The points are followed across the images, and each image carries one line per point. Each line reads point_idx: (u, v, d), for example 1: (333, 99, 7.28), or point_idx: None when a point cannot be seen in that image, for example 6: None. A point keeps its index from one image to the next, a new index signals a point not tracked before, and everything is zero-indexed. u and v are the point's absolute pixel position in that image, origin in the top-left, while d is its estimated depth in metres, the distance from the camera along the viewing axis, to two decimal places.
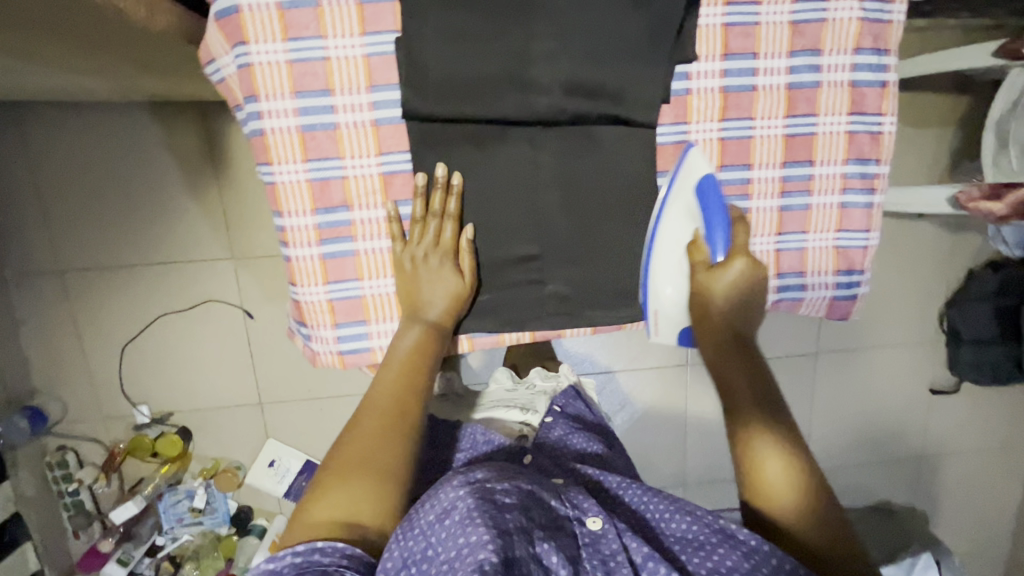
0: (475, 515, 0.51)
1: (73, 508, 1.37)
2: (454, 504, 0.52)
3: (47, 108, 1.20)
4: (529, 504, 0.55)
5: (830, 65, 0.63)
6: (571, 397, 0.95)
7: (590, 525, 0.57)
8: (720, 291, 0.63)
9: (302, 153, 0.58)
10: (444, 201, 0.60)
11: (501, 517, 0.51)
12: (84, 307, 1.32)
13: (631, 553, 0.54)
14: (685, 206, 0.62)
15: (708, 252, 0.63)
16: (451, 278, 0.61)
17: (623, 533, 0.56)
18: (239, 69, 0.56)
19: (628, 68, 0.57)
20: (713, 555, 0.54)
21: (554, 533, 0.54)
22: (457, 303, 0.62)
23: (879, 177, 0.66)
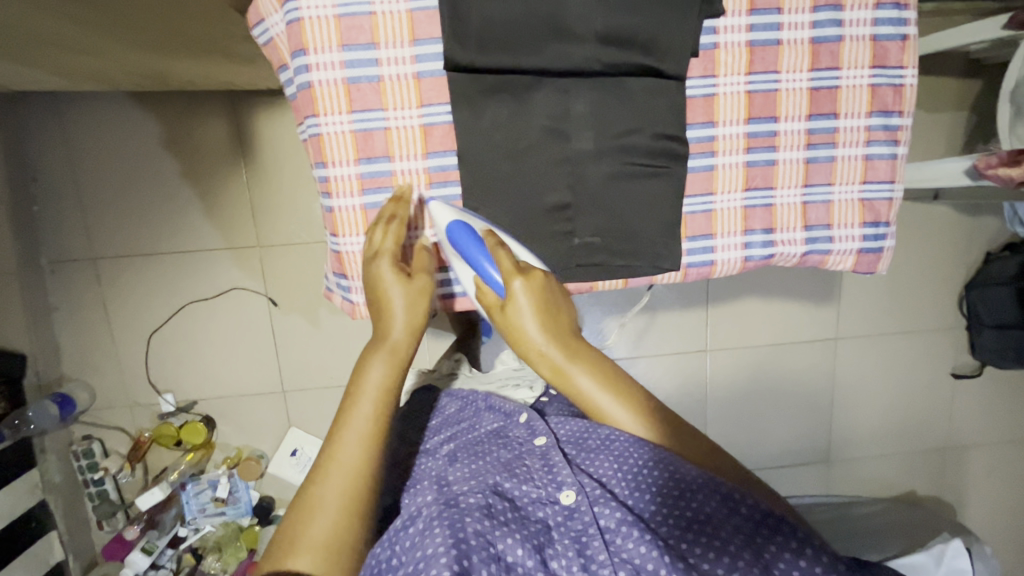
0: (435, 523, 0.61)
1: (98, 497, 1.39)
2: (421, 515, 0.63)
3: (84, 102, 1.26)
4: (492, 503, 0.64)
5: (853, 19, 0.63)
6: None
7: (565, 500, 0.65)
8: (529, 325, 0.59)
9: (347, 105, 0.61)
10: (397, 210, 0.62)
11: (458, 523, 0.60)
12: (114, 293, 1.35)
13: (603, 521, 0.61)
14: (452, 250, 0.64)
15: (493, 292, 0.61)
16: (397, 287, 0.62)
17: (595, 502, 0.63)
18: (290, 25, 0.58)
19: (659, 15, 0.59)
20: (693, 502, 0.61)
21: (520, 524, 0.63)
22: (413, 320, 0.62)
23: (901, 130, 0.67)
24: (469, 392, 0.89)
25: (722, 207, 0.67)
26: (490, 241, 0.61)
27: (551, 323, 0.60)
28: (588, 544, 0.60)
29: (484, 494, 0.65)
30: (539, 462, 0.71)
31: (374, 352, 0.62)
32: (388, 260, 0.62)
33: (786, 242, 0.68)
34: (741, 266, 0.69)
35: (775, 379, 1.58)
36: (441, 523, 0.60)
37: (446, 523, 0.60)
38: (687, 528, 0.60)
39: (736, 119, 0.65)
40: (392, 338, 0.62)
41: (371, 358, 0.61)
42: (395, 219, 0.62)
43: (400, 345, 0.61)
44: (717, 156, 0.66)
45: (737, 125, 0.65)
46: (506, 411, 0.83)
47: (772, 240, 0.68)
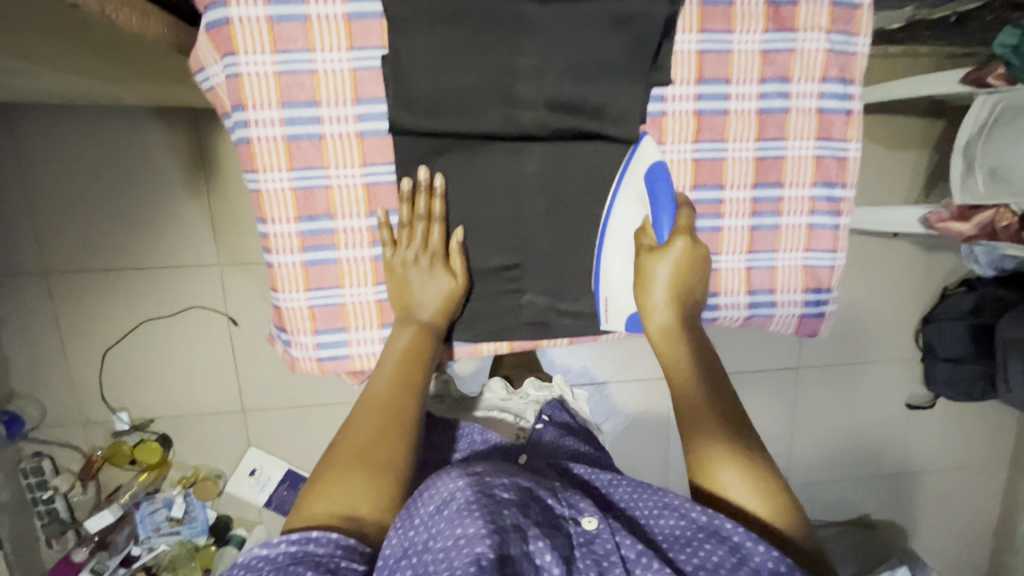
0: (474, 507, 0.51)
1: (48, 516, 1.34)
2: (454, 494, 0.53)
3: (37, 111, 1.21)
4: (527, 501, 0.55)
5: (799, 92, 0.64)
6: (557, 407, 0.92)
7: (585, 525, 0.55)
8: (664, 274, 0.61)
9: (288, 161, 0.59)
10: (428, 204, 0.61)
11: (498, 512, 0.52)
12: (66, 309, 1.32)
13: (624, 550, 0.53)
14: (636, 192, 0.63)
15: (654, 233, 0.63)
16: (444, 279, 0.63)
17: (617, 531, 0.54)
18: (228, 79, 0.57)
19: (606, 85, 0.59)
20: (700, 551, 0.53)
21: (550, 530, 0.53)
22: (450, 303, 0.64)
23: (845, 201, 0.68)
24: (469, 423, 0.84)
25: None
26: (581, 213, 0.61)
27: (682, 288, 0.62)
28: (609, 571, 0.51)
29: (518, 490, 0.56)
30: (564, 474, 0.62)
31: (401, 322, 0.64)
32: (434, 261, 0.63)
33: (729, 305, 0.69)
34: None
35: None
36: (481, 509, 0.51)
37: (484, 510, 0.51)
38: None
39: (682, 186, 0.65)
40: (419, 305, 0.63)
41: (398, 327, 0.63)
42: (420, 217, 0.61)
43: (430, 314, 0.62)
44: None
45: (683, 191, 0.65)
46: None
47: (716, 303, 0.69)
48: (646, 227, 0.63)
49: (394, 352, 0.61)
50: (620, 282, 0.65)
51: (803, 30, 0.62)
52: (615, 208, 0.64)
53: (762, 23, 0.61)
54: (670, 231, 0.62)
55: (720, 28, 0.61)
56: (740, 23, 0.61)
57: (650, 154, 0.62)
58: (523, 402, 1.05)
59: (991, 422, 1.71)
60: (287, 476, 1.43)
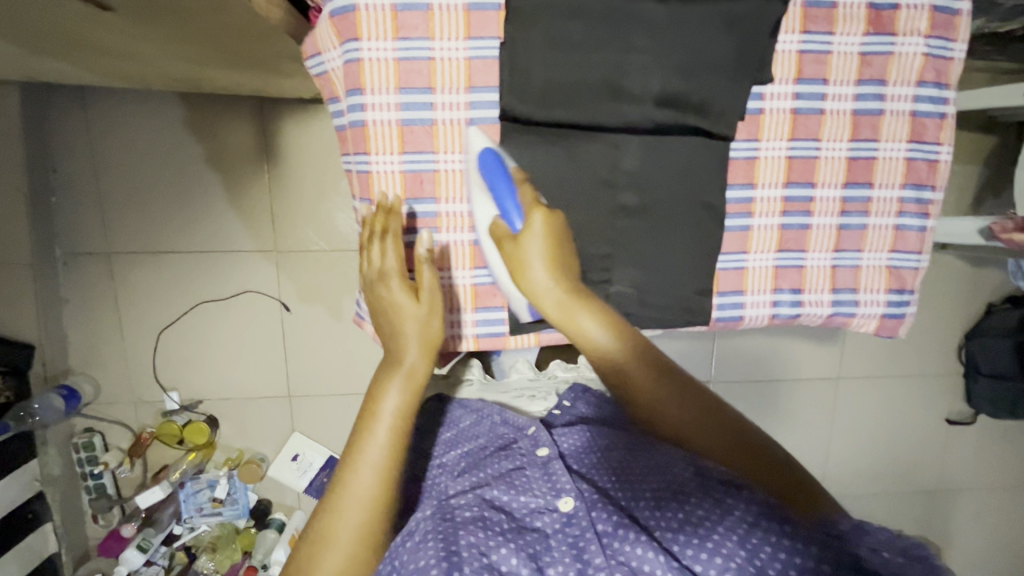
0: (432, 535, 0.58)
1: (96, 491, 1.39)
2: (419, 525, 0.61)
3: (111, 97, 1.25)
4: (486, 516, 0.62)
5: (895, 94, 0.65)
6: (579, 392, 0.90)
7: (563, 508, 0.62)
8: (537, 255, 0.58)
9: (399, 146, 0.61)
10: (385, 223, 0.61)
11: (453, 536, 0.58)
12: (126, 289, 1.35)
13: (598, 527, 0.59)
14: (478, 184, 0.61)
15: (507, 224, 0.59)
16: (404, 303, 0.60)
17: (593, 511, 0.60)
18: (349, 63, 0.59)
19: (714, 80, 0.60)
20: (683, 506, 0.58)
21: (515, 534, 0.60)
22: (429, 336, 0.60)
23: (933, 204, 0.68)
24: (483, 403, 0.84)
25: (753, 266, 0.69)
26: (519, 177, 0.60)
27: (558, 260, 0.60)
28: (585, 549, 0.58)
29: (478, 507, 0.63)
30: (538, 470, 0.67)
31: (388, 377, 0.59)
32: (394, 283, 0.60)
33: (813, 303, 0.70)
34: (768, 322, 0.71)
35: (773, 414, 1.61)
36: (436, 537, 0.58)
37: (439, 536, 0.58)
38: (680, 527, 0.57)
39: (775, 183, 0.67)
40: (408, 362, 0.59)
41: (386, 383, 0.59)
42: (375, 236, 0.61)
43: (415, 368, 0.58)
44: (754, 217, 0.67)
45: (775, 188, 0.67)
46: (517, 424, 0.79)
47: (801, 300, 0.70)
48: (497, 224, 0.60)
49: (385, 414, 0.58)
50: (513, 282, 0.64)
51: (903, 34, 0.63)
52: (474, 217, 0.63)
53: (863, 26, 0.63)
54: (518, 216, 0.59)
55: (822, 30, 0.62)
56: (842, 26, 0.62)
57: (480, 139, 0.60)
58: (552, 381, 1.04)
59: None
60: (328, 463, 1.45)
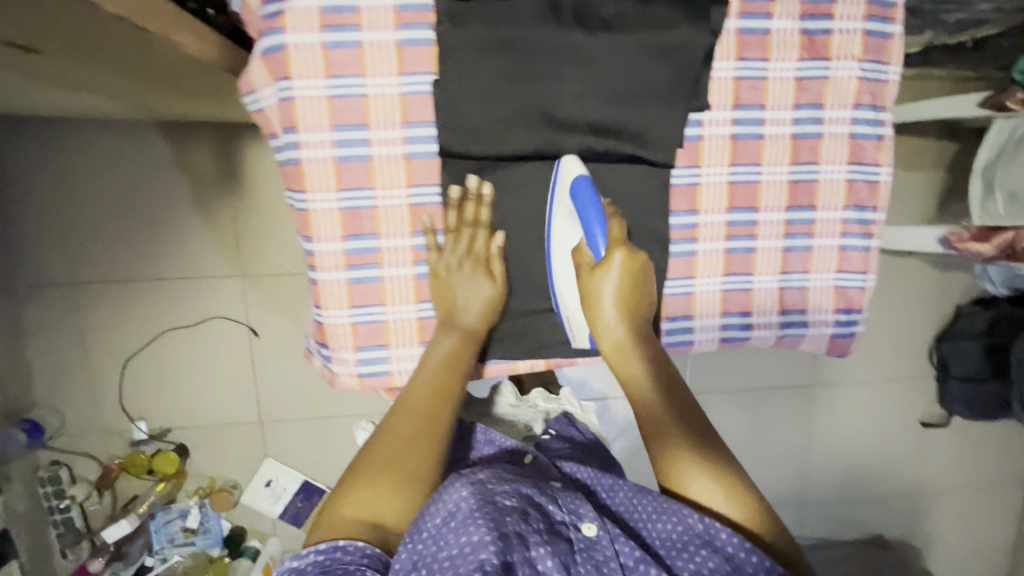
0: (477, 515, 0.51)
1: (63, 526, 1.34)
2: (458, 503, 0.52)
3: (69, 125, 1.24)
4: (527, 509, 0.55)
5: (832, 118, 0.65)
6: (564, 424, 0.93)
7: (585, 531, 0.55)
8: (609, 289, 0.61)
9: (336, 183, 0.60)
10: (476, 212, 0.62)
11: (501, 519, 0.52)
12: (91, 318, 1.33)
13: (622, 559, 0.52)
14: (566, 208, 0.61)
15: (591, 251, 0.61)
16: (484, 285, 0.63)
17: (616, 538, 0.53)
18: (281, 102, 0.58)
19: (650, 110, 0.60)
20: (692, 558, 0.52)
21: (550, 537, 0.53)
22: (491, 312, 0.63)
23: (876, 224, 0.69)
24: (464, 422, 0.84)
25: (701, 290, 0.69)
26: (609, 209, 0.61)
27: (629, 301, 0.62)
28: None
29: (521, 498, 0.56)
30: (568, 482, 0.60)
31: (445, 330, 0.63)
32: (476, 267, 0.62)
33: (761, 325, 0.70)
34: (718, 346, 0.71)
35: (750, 422, 1.61)
36: (484, 516, 0.51)
37: (489, 518, 0.51)
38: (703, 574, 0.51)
39: (718, 208, 0.67)
40: (466, 319, 0.62)
41: (441, 334, 0.63)
42: (461, 225, 0.62)
43: (478, 330, 0.63)
44: (698, 242, 0.67)
45: (718, 214, 0.67)
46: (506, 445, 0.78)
47: (749, 323, 0.70)
48: (581, 248, 0.62)
49: (434, 356, 0.61)
50: (572, 301, 0.65)
51: (837, 59, 0.63)
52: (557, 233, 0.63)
53: (797, 52, 0.63)
54: (606, 245, 0.60)
55: (757, 56, 0.62)
56: (777, 52, 0.63)
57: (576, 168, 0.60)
58: (531, 411, 1.06)
59: (1007, 441, 1.71)
60: (302, 488, 1.43)
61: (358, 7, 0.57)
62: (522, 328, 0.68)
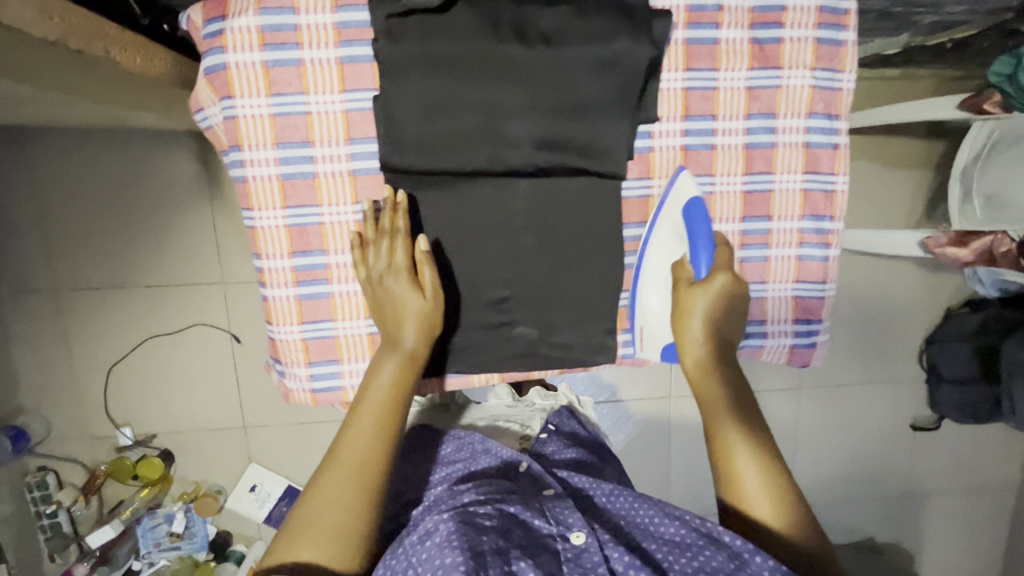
0: (454, 538, 0.60)
1: (50, 530, 1.35)
2: (438, 526, 0.62)
3: (50, 136, 1.25)
4: (508, 526, 0.64)
5: (785, 127, 0.64)
6: (565, 417, 1.00)
7: (573, 540, 0.64)
8: (703, 308, 0.63)
9: (282, 200, 0.60)
10: (393, 220, 0.60)
11: (477, 538, 0.61)
12: (75, 326, 1.34)
13: (610, 562, 0.61)
14: (673, 227, 0.65)
15: (693, 269, 0.65)
16: (412, 297, 0.60)
17: (604, 545, 0.62)
18: (226, 120, 0.59)
19: (594, 123, 0.60)
20: (698, 556, 0.60)
21: (533, 550, 0.62)
22: (427, 326, 0.61)
23: (833, 233, 0.68)
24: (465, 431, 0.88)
25: None
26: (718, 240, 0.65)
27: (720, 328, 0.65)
28: None
29: (499, 518, 0.65)
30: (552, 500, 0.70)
31: (385, 356, 0.61)
32: (400, 279, 0.60)
33: None
34: None
35: None
36: (460, 539, 0.60)
37: (463, 539, 0.60)
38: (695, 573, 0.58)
39: None
40: (405, 343, 0.61)
41: (382, 359, 0.61)
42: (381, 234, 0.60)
43: (414, 353, 0.61)
44: None
45: None
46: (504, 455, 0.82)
47: None
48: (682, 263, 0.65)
49: (376, 387, 0.60)
50: (660, 317, 0.67)
51: (788, 68, 0.63)
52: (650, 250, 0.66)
53: (747, 62, 0.62)
54: (709, 269, 0.64)
55: (706, 67, 0.62)
56: (726, 62, 0.62)
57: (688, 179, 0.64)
58: (528, 410, 1.04)
59: (1000, 444, 1.69)
60: (286, 492, 1.44)
61: (298, 24, 0.57)
62: (476, 342, 0.67)
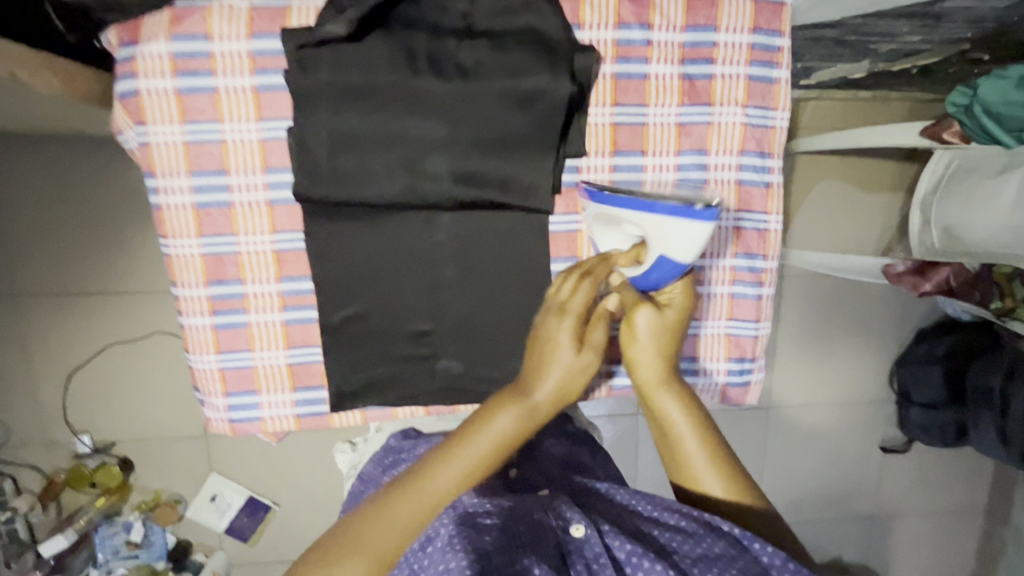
0: (456, 541, 0.54)
1: (5, 538, 1.32)
2: (438, 531, 0.56)
3: (8, 142, 1.24)
4: (510, 522, 0.58)
5: (718, 164, 0.63)
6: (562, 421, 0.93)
7: (574, 532, 0.58)
8: (646, 325, 0.58)
9: (197, 228, 0.59)
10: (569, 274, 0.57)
11: (480, 538, 0.54)
12: (33, 332, 1.34)
13: (613, 551, 0.56)
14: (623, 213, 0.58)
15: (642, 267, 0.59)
16: (568, 351, 0.56)
17: (606, 534, 0.57)
18: (139, 146, 0.58)
19: (515, 158, 0.59)
20: (700, 543, 0.57)
21: (535, 543, 0.56)
22: (567, 386, 0.57)
23: (767, 272, 0.67)
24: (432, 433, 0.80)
25: None
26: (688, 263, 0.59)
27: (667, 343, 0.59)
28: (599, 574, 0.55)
29: (499, 514, 0.59)
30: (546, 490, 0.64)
31: (507, 402, 0.56)
32: (568, 321, 0.56)
33: None
34: None
35: None
36: (461, 539, 0.53)
37: (467, 539, 0.54)
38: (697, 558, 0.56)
39: None
40: (535, 398, 0.56)
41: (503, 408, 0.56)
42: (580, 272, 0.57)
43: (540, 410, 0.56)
44: None
45: None
46: None
47: None
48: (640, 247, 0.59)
49: (489, 437, 0.55)
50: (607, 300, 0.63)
51: (720, 104, 0.61)
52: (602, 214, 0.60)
53: (677, 97, 0.61)
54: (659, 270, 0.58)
55: (634, 102, 0.61)
56: (655, 97, 0.61)
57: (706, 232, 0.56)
58: None
59: (969, 468, 1.68)
60: (247, 503, 1.44)
61: (211, 52, 0.56)
62: (399, 373, 0.66)
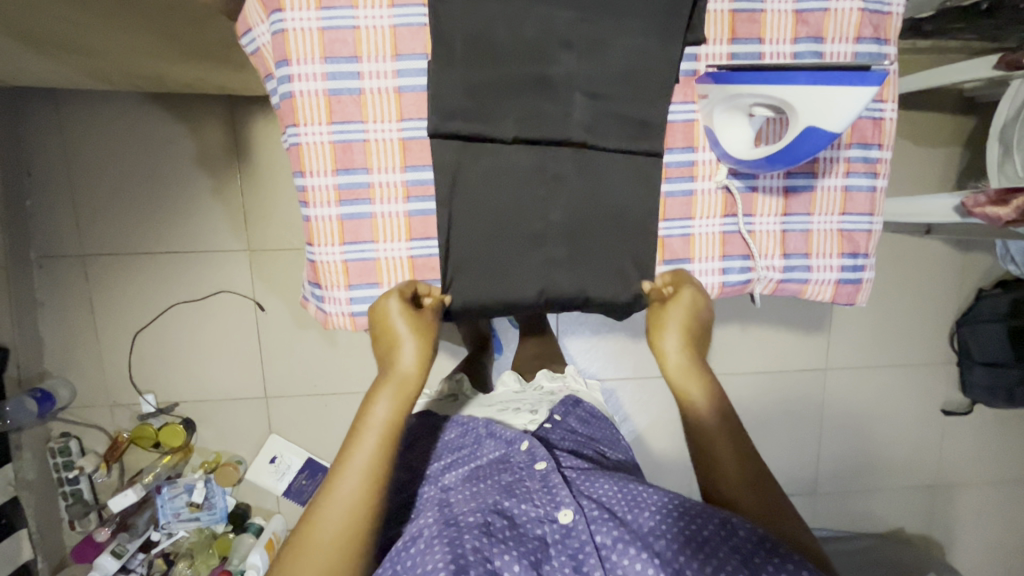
0: (436, 541, 0.62)
1: (72, 497, 1.37)
2: (421, 532, 0.65)
3: (84, 100, 1.27)
4: (489, 522, 0.65)
5: (833, 51, 0.68)
6: (571, 405, 0.99)
7: (563, 518, 0.67)
8: (675, 321, 0.71)
9: (328, 115, 0.66)
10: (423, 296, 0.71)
11: (457, 541, 0.62)
12: (102, 292, 1.35)
13: (597, 543, 0.64)
14: (758, 100, 0.61)
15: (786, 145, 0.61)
16: (414, 333, 0.66)
17: (591, 525, 0.66)
18: (275, 34, 0.64)
19: (628, 49, 0.66)
20: (694, 522, 0.63)
21: (518, 540, 0.64)
22: (426, 355, 0.66)
23: (881, 162, 0.72)
24: (470, 418, 0.87)
25: (699, 232, 0.73)
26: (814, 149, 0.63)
27: (690, 341, 0.72)
28: (584, 562, 0.63)
29: (483, 513, 0.67)
30: (539, 482, 0.72)
31: (381, 388, 0.64)
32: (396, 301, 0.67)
33: (764, 267, 0.74)
34: (719, 291, 0.75)
35: (759, 407, 1.57)
36: (441, 542, 0.61)
37: (446, 540, 0.62)
38: (687, 544, 0.61)
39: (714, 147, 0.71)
40: (401, 370, 0.65)
41: (379, 393, 0.64)
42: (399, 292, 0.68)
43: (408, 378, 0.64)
44: (695, 179, 0.72)
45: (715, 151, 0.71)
46: (507, 438, 0.81)
47: (751, 264, 0.74)
48: None
49: (375, 424, 0.63)
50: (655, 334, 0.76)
51: None
52: (734, 95, 0.62)
53: None
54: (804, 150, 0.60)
55: None
56: None
57: (863, 100, 0.56)
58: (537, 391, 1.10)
59: None
60: (306, 465, 1.43)
61: None
62: (531, 272, 0.71)
